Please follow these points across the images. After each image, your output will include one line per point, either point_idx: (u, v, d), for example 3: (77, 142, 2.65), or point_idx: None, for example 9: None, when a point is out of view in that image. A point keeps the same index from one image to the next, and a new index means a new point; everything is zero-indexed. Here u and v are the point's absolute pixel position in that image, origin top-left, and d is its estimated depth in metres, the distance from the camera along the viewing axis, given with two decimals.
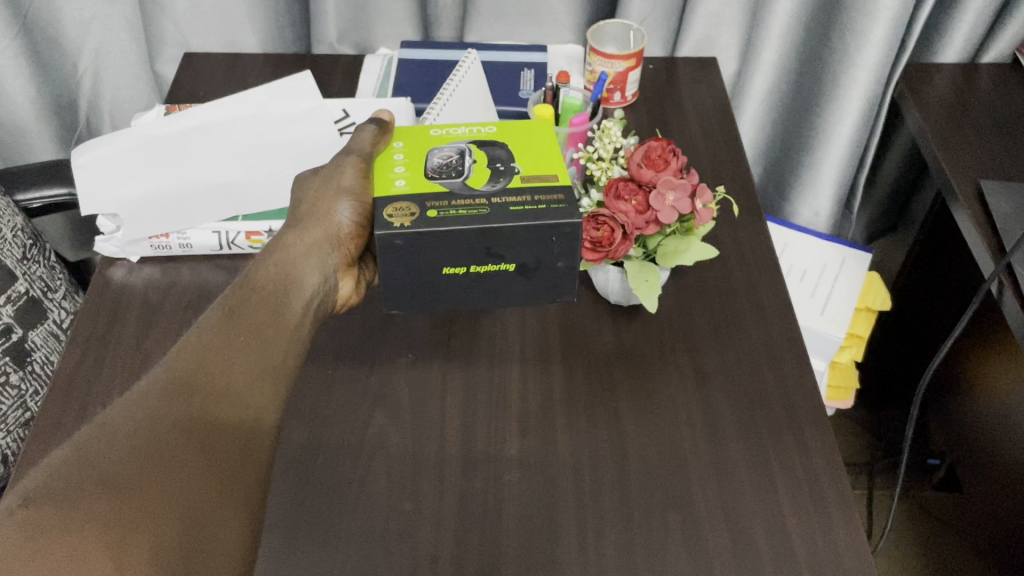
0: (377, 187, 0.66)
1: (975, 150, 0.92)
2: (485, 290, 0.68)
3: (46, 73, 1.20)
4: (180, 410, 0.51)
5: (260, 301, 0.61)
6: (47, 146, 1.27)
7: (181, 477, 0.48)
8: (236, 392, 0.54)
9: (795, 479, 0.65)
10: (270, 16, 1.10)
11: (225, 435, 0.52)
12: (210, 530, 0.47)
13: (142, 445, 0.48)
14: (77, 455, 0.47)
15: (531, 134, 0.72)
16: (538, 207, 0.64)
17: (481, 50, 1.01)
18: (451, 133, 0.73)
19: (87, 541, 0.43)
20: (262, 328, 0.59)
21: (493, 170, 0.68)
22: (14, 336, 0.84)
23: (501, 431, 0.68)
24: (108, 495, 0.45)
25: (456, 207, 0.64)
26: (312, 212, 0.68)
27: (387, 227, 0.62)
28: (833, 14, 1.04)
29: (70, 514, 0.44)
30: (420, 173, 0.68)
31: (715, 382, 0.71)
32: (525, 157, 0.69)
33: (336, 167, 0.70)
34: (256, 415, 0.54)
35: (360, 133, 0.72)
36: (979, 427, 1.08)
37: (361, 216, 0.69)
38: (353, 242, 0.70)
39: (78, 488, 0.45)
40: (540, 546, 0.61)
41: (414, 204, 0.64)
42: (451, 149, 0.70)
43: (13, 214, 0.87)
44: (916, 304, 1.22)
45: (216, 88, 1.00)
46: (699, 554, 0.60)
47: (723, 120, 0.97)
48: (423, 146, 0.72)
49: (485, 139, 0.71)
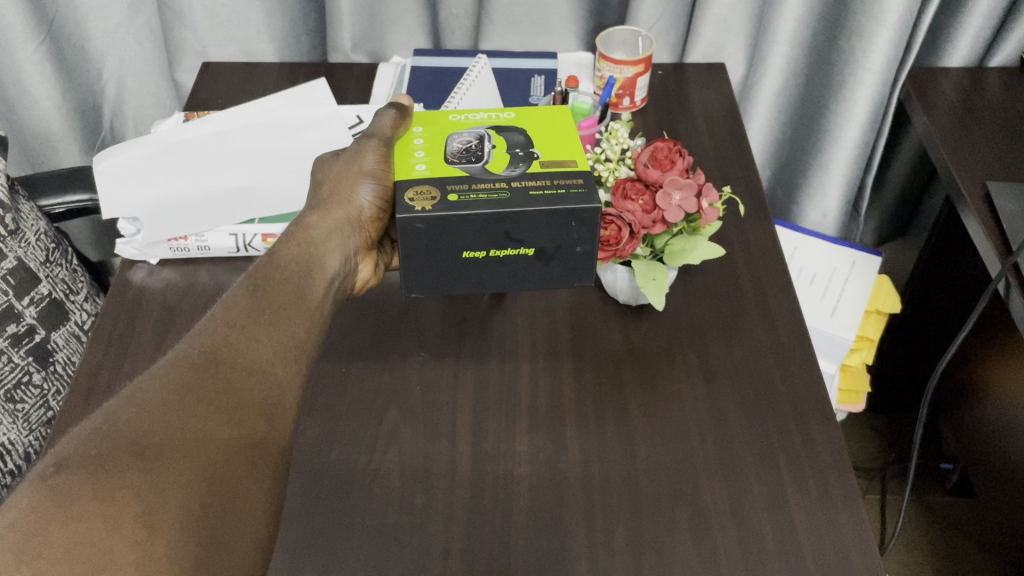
0: (397, 169, 0.68)
1: (983, 152, 0.93)
2: (505, 275, 0.69)
3: (70, 82, 1.24)
4: (206, 382, 0.53)
5: (283, 280, 0.62)
6: (72, 150, 1.30)
7: (208, 448, 0.50)
8: (261, 367, 0.56)
9: (802, 474, 0.66)
10: (286, 25, 1.12)
11: (250, 409, 0.53)
12: (235, 500, 0.49)
13: (169, 417, 0.50)
14: (107, 427, 0.49)
15: (549, 121, 0.74)
16: (557, 190, 0.65)
17: (492, 55, 1.02)
18: (469, 119, 0.74)
19: (120, 507, 0.45)
20: (285, 305, 0.60)
21: (513, 156, 0.69)
22: (37, 337, 0.87)
23: (511, 428, 0.69)
24: (136, 465, 0.47)
25: (476, 191, 0.65)
26: (335, 193, 0.70)
27: (407, 211, 0.63)
28: (839, 17, 1.05)
29: (101, 481, 0.46)
30: (440, 157, 0.69)
31: (723, 380, 0.72)
32: (543, 143, 0.71)
33: (357, 152, 0.72)
34: (279, 389, 0.56)
35: (380, 120, 0.74)
36: (991, 429, 1.08)
37: (382, 199, 0.71)
38: (373, 225, 0.72)
39: (108, 458, 0.47)
40: (547, 541, 0.61)
41: (434, 187, 0.65)
42: (469, 135, 0.71)
43: (36, 219, 0.88)
44: (929, 305, 1.21)
45: (234, 96, 1.02)
46: (706, 548, 0.61)
47: (731, 124, 0.98)
48: (442, 131, 0.73)
49: (503, 125, 0.72)
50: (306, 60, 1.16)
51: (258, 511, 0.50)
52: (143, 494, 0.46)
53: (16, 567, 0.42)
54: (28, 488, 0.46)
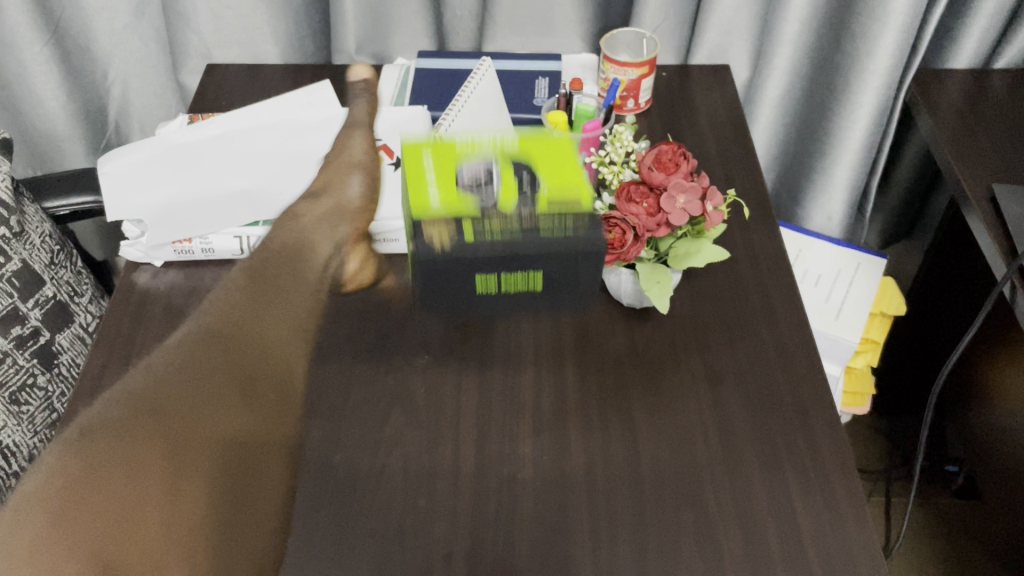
0: (411, 180, 0.68)
1: (989, 154, 0.92)
2: (512, 295, 0.75)
3: (76, 83, 1.24)
4: (215, 367, 0.58)
5: (281, 271, 0.68)
6: (78, 150, 1.30)
7: (220, 409, 0.55)
8: (261, 342, 0.61)
9: (806, 478, 0.65)
10: (291, 27, 1.13)
11: (254, 380, 0.59)
12: (247, 457, 0.55)
13: (185, 399, 0.55)
14: (125, 394, 0.54)
15: (554, 144, 0.72)
16: (565, 229, 0.68)
17: (497, 57, 1.02)
18: (473, 137, 0.71)
19: (144, 460, 0.50)
20: (282, 292, 0.66)
21: (523, 185, 0.69)
22: (41, 338, 0.87)
23: (515, 431, 0.69)
24: (154, 425, 0.52)
25: (490, 225, 0.68)
26: (326, 186, 0.78)
27: (419, 251, 0.67)
28: (844, 19, 1.05)
29: (124, 442, 0.51)
30: (452, 189, 0.68)
31: (727, 383, 0.72)
32: (549, 171, 0.70)
33: (343, 149, 0.82)
34: (279, 363, 0.61)
35: (353, 138, 0.82)
36: (995, 432, 1.08)
37: (368, 190, 0.79)
38: (363, 219, 0.77)
39: (129, 421, 0.52)
40: (550, 545, 0.61)
41: (450, 223, 0.67)
42: (476, 159, 0.69)
43: (40, 221, 0.88)
44: (932, 308, 1.21)
45: (239, 99, 1.02)
46: (710, 553, 0.61)
47: (735, 126, 0.98)
48: (445, 149, 0.70)
49: (509, 150, 0.70)
50: (310, 62, 1.16)
51: (270, 472, 0.56)
52: (163, 450, 0.51)
53: (56, 521, 0.47)
54: (58, 449, 0.51)
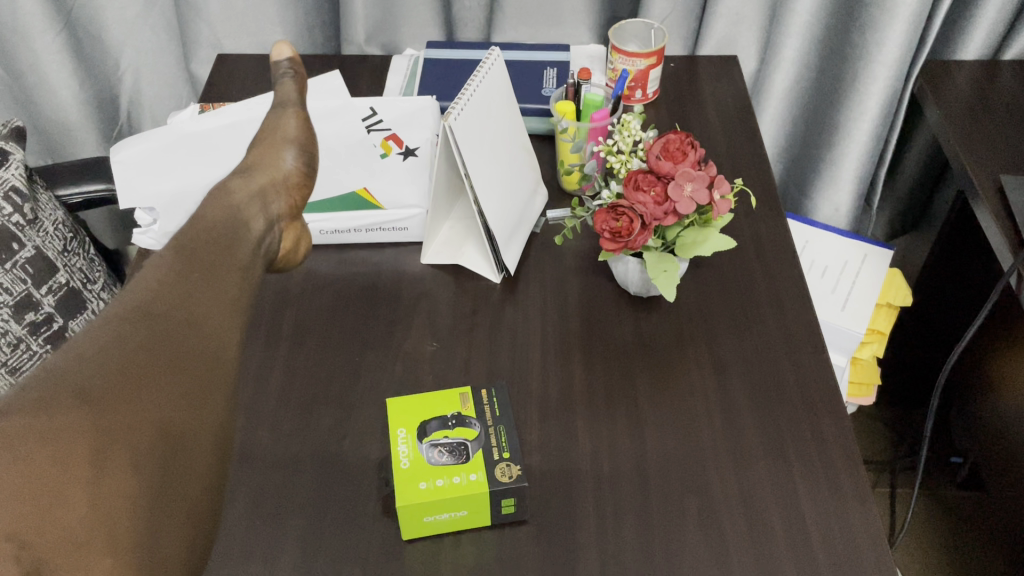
0: (405, 530, 0.61)
1: (996, 145, 0.92)
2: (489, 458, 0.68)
3: (87, 72, 1.25)
4: (148, 336, 0.44)
5: (214, 234, 0.52)
6: (90, 139, 1.32)
7: (155, 392, 0.43)
8: (205, 312, 0.47)
9: (810, 465, 0.66)
10: (301, 18, 1.13)
11: (195, 354, 0.45)
12: (184, 453, 0.43)
13: (116, 363, 0.42)
14: (42, 371, 0.41)
15: (422, 411, 0.66)
16: (494, 403, 0.67)
17: (506, 47, 1.03)
18: (400, 458, 0.62)
19: (70, 454, 0.39)
20: (219, 258, 0.50)
21: (458, 421, 0.65)
22: (54, 324, 0.89)
23: (522, 418, 0.69)
24: (82, 409, 0.40)
25: (502, 444, 0.64)
26: (257, 161, 0.64)
27: (517, 483, 0.60)
28: (853, 10, 1.05)
29: (42, 429, 0.39)
30: (466, 464, 0.62)
31: (733, 371, 0.73)
32: (430, 408, 0.66)
33: (277, 121, 0.70)
34: (225, 336, 0.47)
35: (279, 87, 0.73)
36: (1001, 423, 1.08)
37: (304, 165, 0.67)
38: (299, 194, 0.65)
39: (47, 401, 0.40)
40: (557, 531, 0.62)
41: (497, 468, 0.62)
42: (430, 452, 0.62)
43: (53, 208, 0.89)
44: (938, 300, 1.21)
45: (249, 88, 1.03)
46: (715, 538, 0.62)
47: (742, 116, 0.98)
48: (406, 479, 0.60)
49: (416, 432, 0.64)
50: (320, 52, 1.17)
51: (204, 468, 0.44)
52: (89, 438, 0.40)
53: None
54: None
